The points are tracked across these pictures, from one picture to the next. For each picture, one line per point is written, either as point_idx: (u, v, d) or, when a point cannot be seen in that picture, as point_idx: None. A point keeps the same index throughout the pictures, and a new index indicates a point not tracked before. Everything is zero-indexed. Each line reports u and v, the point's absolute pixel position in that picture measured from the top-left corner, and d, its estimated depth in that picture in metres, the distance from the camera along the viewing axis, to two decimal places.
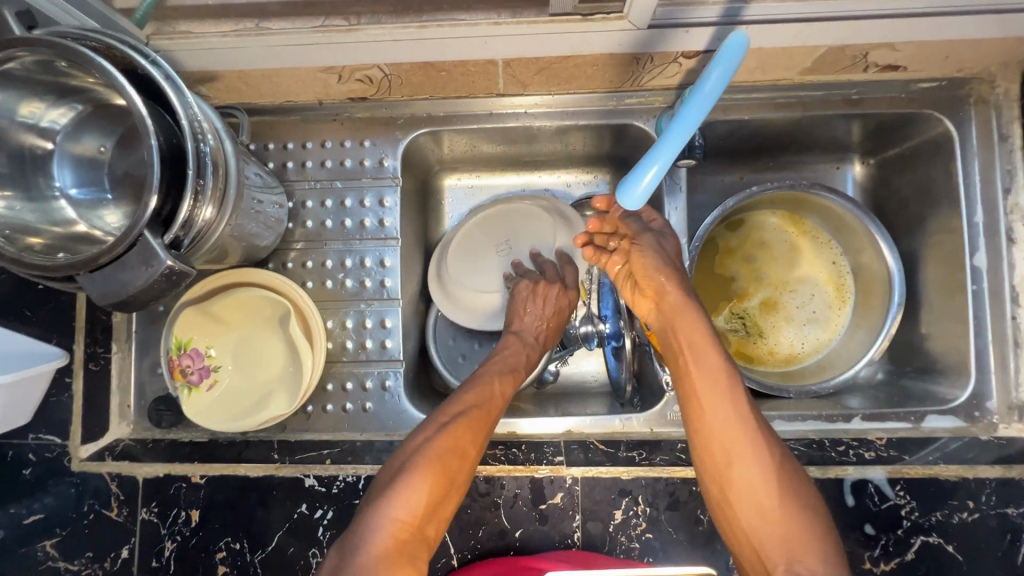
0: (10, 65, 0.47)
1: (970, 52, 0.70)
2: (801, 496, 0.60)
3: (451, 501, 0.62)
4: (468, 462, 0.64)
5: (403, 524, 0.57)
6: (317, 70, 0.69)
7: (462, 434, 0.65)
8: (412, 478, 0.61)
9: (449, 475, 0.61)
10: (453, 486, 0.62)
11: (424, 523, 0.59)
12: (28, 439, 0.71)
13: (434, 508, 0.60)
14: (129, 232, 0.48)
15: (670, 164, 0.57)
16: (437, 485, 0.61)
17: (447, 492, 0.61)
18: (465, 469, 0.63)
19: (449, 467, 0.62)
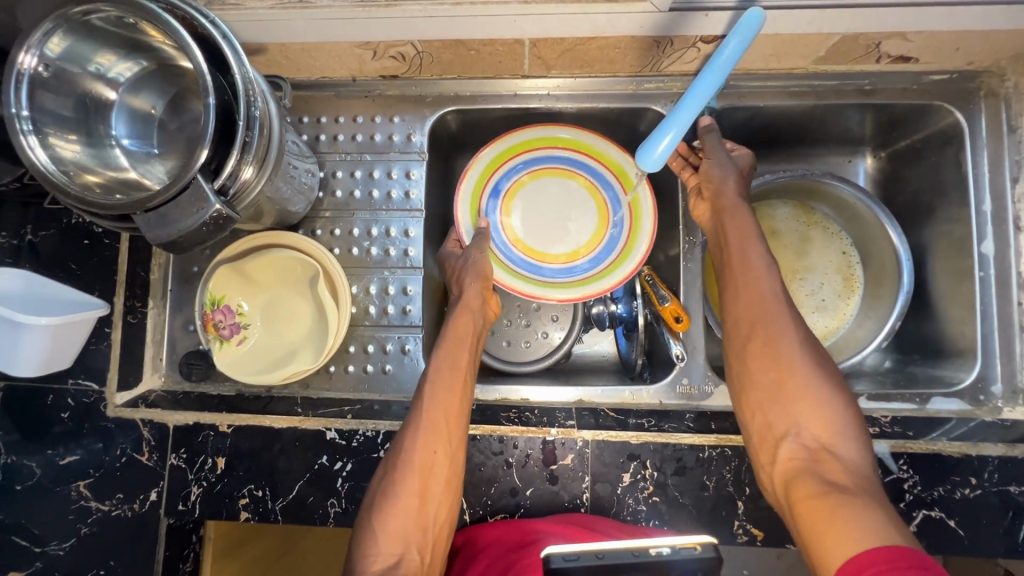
0: (93, 16, 0.52)
1: (981, 45, 0.72)
2: (825, 391, 0.63)
3: (448, 476, 0.66)
4: (449, 448, 0.66)
5: (403, 512, 0.63)
6: (355, 45, 0.73)
7: (435, 422, 0.66)
8: (399, 472, 0.65)
9: (430, 463, 0.65)
10: (445, 463, 0.66)
11: (429, 503, 0.64)
12: (68, 384, 0.75)
13: (430, 492, 0.65)
14: (184, 176, 0.52)
15: (684, 132, 0.64)
16: (422, 472, 0.65)
17: (438, 474, 0.65)
18: (447, 451, 0.66)
19: (430, 457, 0.65)
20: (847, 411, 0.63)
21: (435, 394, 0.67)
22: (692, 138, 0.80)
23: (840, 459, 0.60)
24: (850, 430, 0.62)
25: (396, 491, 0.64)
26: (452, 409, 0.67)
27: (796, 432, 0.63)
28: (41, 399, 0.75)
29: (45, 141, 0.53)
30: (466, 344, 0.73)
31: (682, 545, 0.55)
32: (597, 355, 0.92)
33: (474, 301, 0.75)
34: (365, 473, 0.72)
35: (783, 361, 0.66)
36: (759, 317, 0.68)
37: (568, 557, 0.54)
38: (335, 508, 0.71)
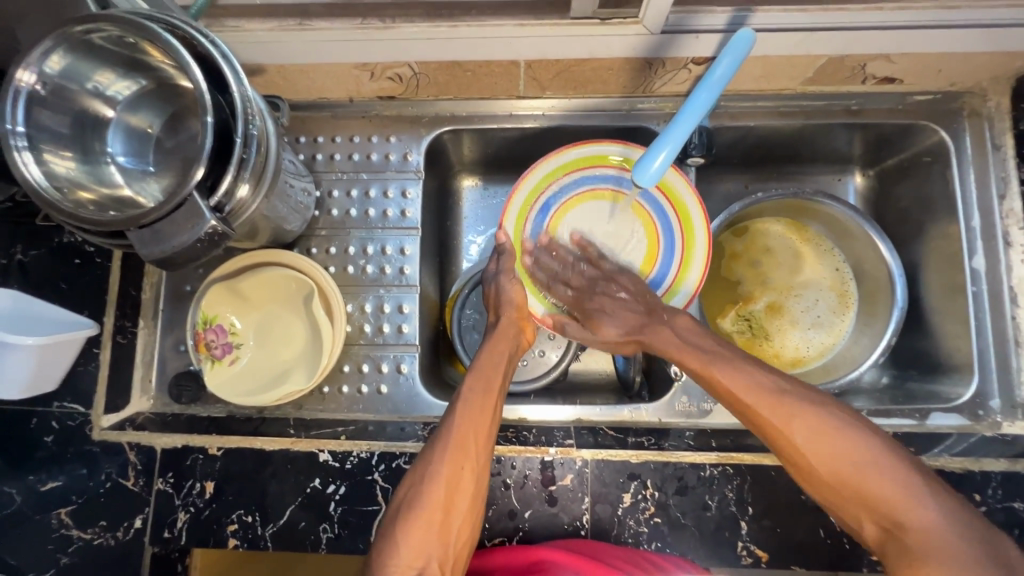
0: (93, 36, 0.52)
1: (961, 66, 0.75)
2: (869, 453, 0.57)
3: (471, 494, 0.63)
4: (475, 465, 0.63)
5: (424, 524, 0.60)
6: (352, 66, 0.75)
7: (465, 440, 0.63)
8: (424, 486, 0.61)
9: (455, 478, 0.62)
10: (469, 482, 0.62)
11: (451, 516, 0.61)
12: (52, 407, 0.73)
13: (455, 504, 0.61)
14: (180, 192, 0.52)
15: (678, 149, 0.63)
16: (448, 486, 0.61)
17: (464, 490, 0.62)
18: (474, 469, 0.63)
19: (458, 470, 0.62)
20: (901, 460, 0.57)
21: (467, 410, 0.65)
22: (686, 156, 0.81)
23: (918, 530, 0.53)
24: (915, 484, 0.55)
25: (420, 504, 0.60)
26: (482, 425, 0.65)
27: (863, 519, 0.57)
28: (24, 422, 0.73)
29: (40, 157, 0.53)
30: (502, 363, 0.71)
31: None
32: (595, 374, 0.91)
33: (511, 328, 0.75)
34: (358, 496, 0.70)
35: (813, 452, 0.59)
36: (758, 421, 0.62)
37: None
38: (328, 533, 0.69)
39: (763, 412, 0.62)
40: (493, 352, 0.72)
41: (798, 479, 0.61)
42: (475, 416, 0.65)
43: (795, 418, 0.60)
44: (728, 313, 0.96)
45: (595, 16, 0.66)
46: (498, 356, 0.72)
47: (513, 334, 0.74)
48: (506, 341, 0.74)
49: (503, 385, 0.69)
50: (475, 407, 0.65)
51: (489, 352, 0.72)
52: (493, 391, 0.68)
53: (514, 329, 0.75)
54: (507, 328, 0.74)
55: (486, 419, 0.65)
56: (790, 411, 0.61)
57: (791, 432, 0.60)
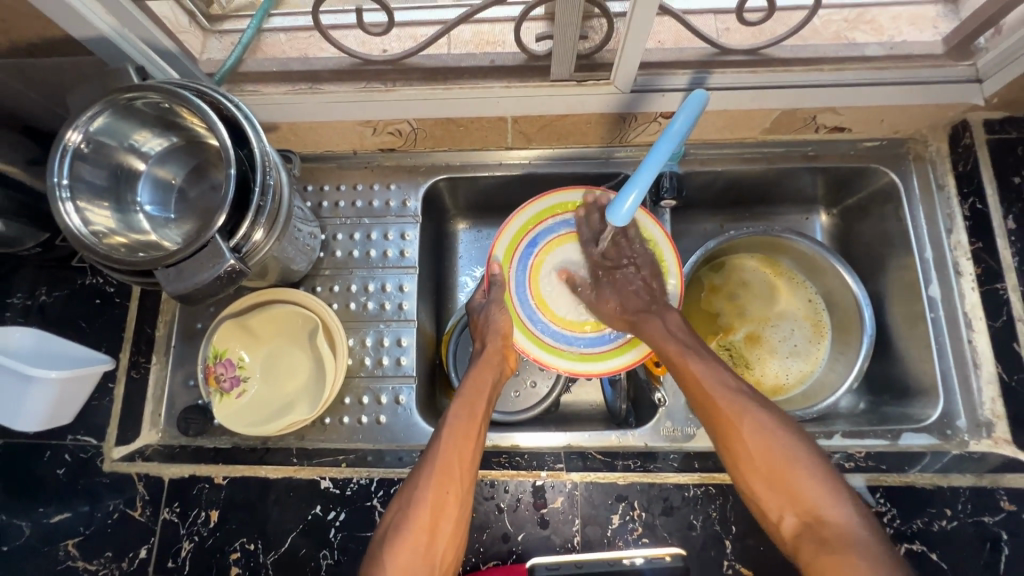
0: (135, 102, 0.60)
1: (900, 117, 0.85)
2: (800, 450, 0.64)
3: (457, 517, 0.65)
4: (460, 490, 0.66)
5: (411, 546, 0.62)
6: (357, 123, 0.83)
7: (449, 465, 0.67)
8: (410, 509, 0.64)
9: (440, 503, 0.65)
10: (455, 506, 0.65)
11: (437, 539, 0.63)
12: (66, 440, 0.77)
13: (440, 528, 0.64)
14: (203, 236, 0.58)
15: (646, 192, 0.69)
16: (433, 512, 0.64)
17: (448, 513, 0.64)
18: (458, 494, 0.66)
19: (442, 495, 0.65)
20: (824, 469, 0.63)
21: (451, 437, 0.69)
22: (658, 198, 0.87)
23: (832, 522, 0.59)
24: (832, 485, 0.61)
25: (405, 528, 0.63)
26: (466, 451, 0.68)
27: (786, 509, 0.62)
28: (39, 455, 0.76)
29: (80, 205, 0.60)
30: (484, 392, 0.75)
31: (653, 556, 0.69)
32: (584, 405, 0.96)
33: (495, 357, 0.79)
34: (357, 522, 0.73)
35: (750, 439, 0.65)
36: (714, 408, 0.69)
37: (551, 566, 0.69)
38: (327, 560, 0.71)
39: (718, 394, 0.69)
40: (481, 381, 0.76)
41: (735, 471, 0.66)
42: (461, 441, 0.69)
43: (742, 418, 0.67)
44: (710, 344, 1.01)
45: (572, 78, 0.76)
46: (483, 386, 0.76)
47: (496, 364, 0.79)
48: (490, 372, 0.78)
49: (486, 413, 0.73)
50: (460, 433, 0.69)
51: (474, 379, 0.77)
52: (477, 417, 0.72)
53: (496, 360, 0.79)
54: (496, 358, 0.79)
55: (469, 445, 0.68)
56: (741, 410, 0.67)
57: (741, 420, 0.66)
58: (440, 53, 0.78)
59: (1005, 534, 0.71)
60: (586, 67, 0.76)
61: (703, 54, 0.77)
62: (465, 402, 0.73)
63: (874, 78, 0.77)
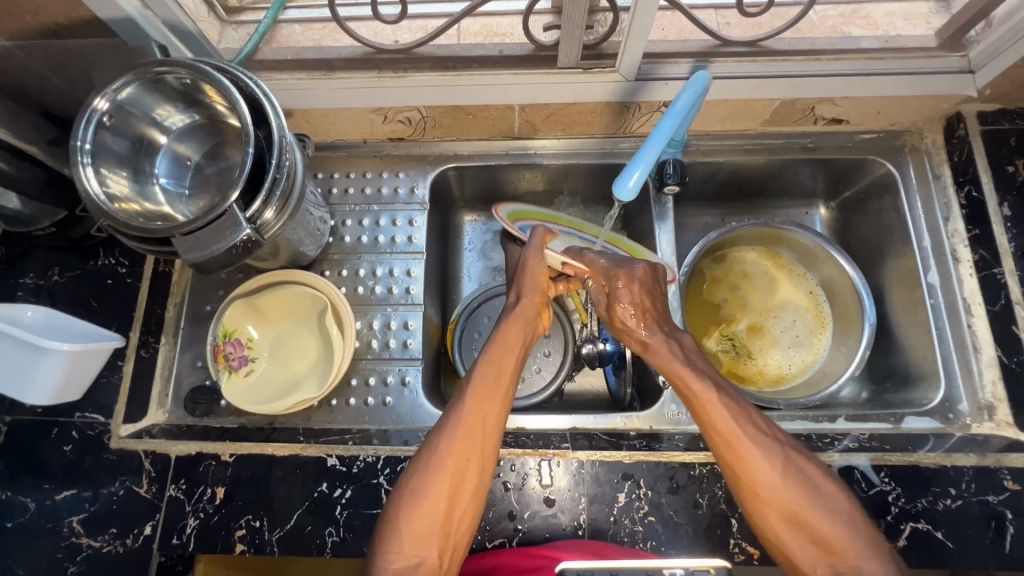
0: (166, 76, 0.62)
1: (895, 109, 0.87)
2: (784, 464, 0.61)
3: (478, 484, 0.65)
4: (481, 457, 0.65)
5: (427, 514, 0.62)
6: (368, 111, 0.86)
7: (473, 422, 0.66)
8: (429, 476, 0.63)
9: (460, 466, 0.64)
10: (474, 473, 0.64)
11: (455, 507, 0.63)
12: (74, 418, 0.77)
13: (459, 494, 0.63)
14: (220, 206, 0.60)
15: (651, 167, 0.70)
16: (454, 474, 0.63)
17: (466, 482, 0.64)
18: (480, 460, 0.65)
19: (462, 459, 0.64)
20: (857, 517, 0.59)
21: (476, 396, 0.67)
22: (662, 184, 0.88)
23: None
24: (874, 543, 0.58)
25: (424, 495, 0.62)
26: (488, 414, 0.67)
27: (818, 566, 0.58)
28: (46, 432, 0.76)
29: (99, 171, 0.61)
30: (513, 349, 0.73)
31: (695, 568, 0.54)
32: (588, 392, 0.96)
33: (529, 312, 0.77)
34: (364, 500, 0.73)
35: (774, 487, 0.60)
36: (708, 420, 0.65)
37: (582, 572, 0.54)
38: (333, 537, 0.71)
39: (713, 412, 0.65)
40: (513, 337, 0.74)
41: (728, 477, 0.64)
42: (489, 405, 0.67)
43: (756, 459, 0.61)
44: (712, 334, 1.02)
45: (578, 66, 0.79)
46: (515, 342, 0.73)
47: (529, 317, 0.76)
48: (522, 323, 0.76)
49: (515, 370, 0.71)
50: (488, 399, 0.67)
51: (504, 338, 0.74)
52: (506, 376, 0.70)
53: (531, 310, 0.77)
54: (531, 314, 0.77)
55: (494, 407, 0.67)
56: (729, 430, 0.63)
57: (734, 439, 0.63)
58: (451, 43, 0.81)
59: (1010, 513, 0.71)
60: (592, 56, 0.79)
61: (705, 45, 0.80)
62: (494, 365, 0.70)
63: (869, 68, 0.80)
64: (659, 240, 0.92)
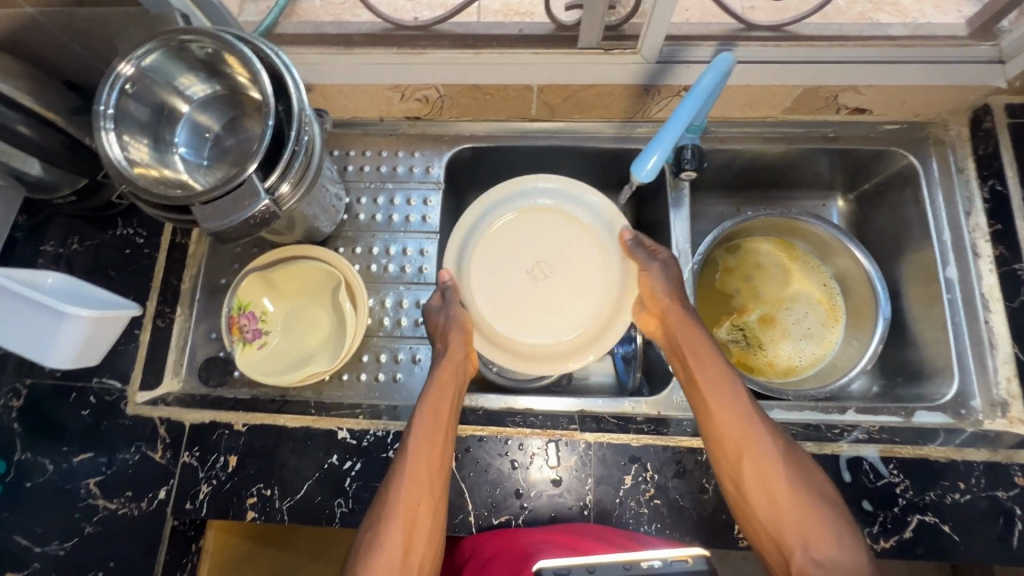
0: (190, 44, 0.62)
1: (922, 99, 0.86)
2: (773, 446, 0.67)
3: (430, 530, 0.65)
4: (430, 502, 0.66)
5: (386, 563, 0.61)
6: (386, 88, 0.85)
7: (417, 474, 0.66)
8: (384, 524, 0.64)
9: (411, 517, 0.64)
10: (427, 517, 0.65)
11: (411, 556, 0.63)
12: (92, 383, 0.79)
13: (415, 546, 0.63)
14: (240, 176, 0.60)
15: (670, 150, 0.71)
16: (407, 524, 0.64)
17: (421, 527, 0.65)
18: (430, 507, 0.66)
19: (411, 510, 0.65)
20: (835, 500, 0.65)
21: (416, 445, 0.68)
22: (679, 169, 0.87)
23: (846, 562, 0.61)
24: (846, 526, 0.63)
25: (380, 548, 0.62)
26: (430, 463, 0.67)
27: (803, 542, 0.63)
28: (64, 396, 0.78)
29: (121, 136, 0.62)
30: (448, 396, 0.72)
31: (673, 558, 0.53)
32: (596, 376, 0.96)
33: (458, 354, 0.76)
34: (373, 473, 0.74)
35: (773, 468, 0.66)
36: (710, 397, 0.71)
37: (559, 571, 0.53)
38: (342, 508, 0.72)
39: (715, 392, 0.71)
40: (444, 392, 0.72)
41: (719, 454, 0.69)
42: (428, 455, 0.68)
43: (751, 439, 0.67)
44: (723, 324, 1.02)
45: (599, 47, 0.78)
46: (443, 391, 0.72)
47: (457, 361, 0.75)
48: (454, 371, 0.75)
49: (451, 418, 0.71)
50: (428, 447, 0.68)
51: (436, 385, 0.73)
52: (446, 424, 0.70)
53: (460, 356, 0.76)
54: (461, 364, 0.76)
55: (436, 452, 0.68)
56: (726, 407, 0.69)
57: (730, 415, 0.69)
58: (470, 21, 0.81)
59: (1019, 509, 0.71)
60: (613, 37, 0.78)
61: (728, 29, 0.79)
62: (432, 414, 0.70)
63: (895, 55, 0.78)
64: (673, 226, 0.91)
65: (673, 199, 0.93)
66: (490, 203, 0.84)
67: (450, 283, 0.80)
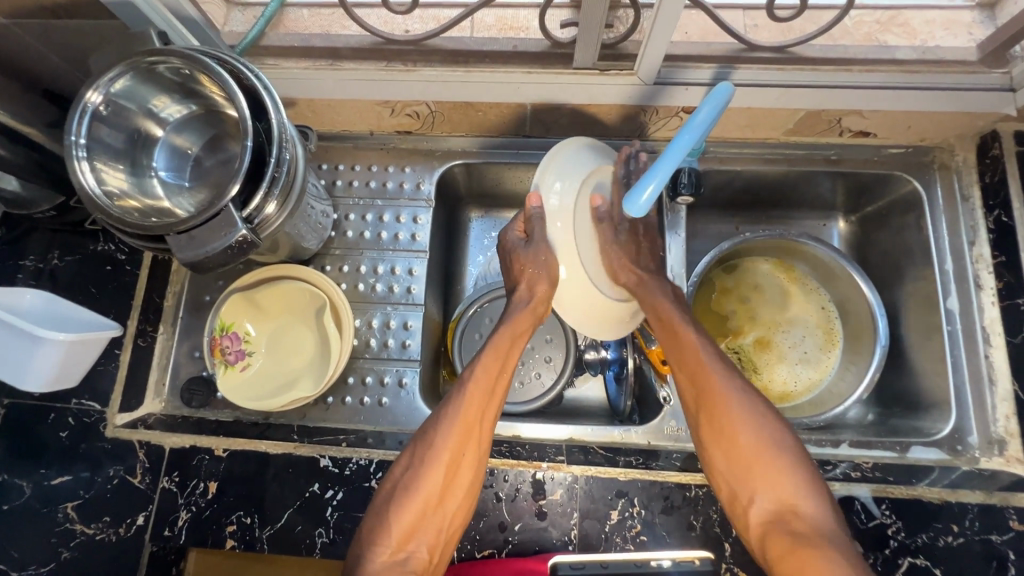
0: (159, 66, 0.60)
1: (928, 124, 0.83)
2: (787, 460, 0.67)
3: (472, 478, 0.68)
4: (478, 450, 0.68)
5: (419, 508, 0.65)
6: (376, 103, 0.83)
7: (470, 421, 0.68)
8: (415, 479, 0.66)
9: (458, 459, 0.66)
10: (470, 468, 0.67)
11: (446, 501, 0.66)
12: (71, 404, 0.77)
13: (450, 493, 0.66)
14: (216, 204, 0.58)
15: (666, 183, 0.66)
16: (449, 468, 0.66)
17: (463, 472, 0.67)
18: (476, 453, 0.68)
19: (460, 455, 0.67)
20: (805, 458, 0.64)
21: (476, 390, 0.70)
22: (675, 193, 0.86)
23: (807, 516, 0.60)
24: None
25: (416, 491, 0.65)
26: (486, 410, 0.70)
27: (761, 496, 0.63)
28: (43, 417, 0.77)
29: (94, 165, 0.60)
30: (518, 341, 0.75)
31: (681, 560, 0.60)
32: (587, 400, 0.95)
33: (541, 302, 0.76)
34: (355, 502, 0.72)
35: (732, 422, 0.67)
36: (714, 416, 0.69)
37: (575, 566, 0.58)
38: (323, 538, 0.71)
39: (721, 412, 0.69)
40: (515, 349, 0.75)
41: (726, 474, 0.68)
42: (487, 403, 0.70)
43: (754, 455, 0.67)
44: (718, 346, 0.99)
45: (595, 67, 0.75)
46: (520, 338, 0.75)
47: (535, 311, 0.76)
48: (529, 319, 0.76)
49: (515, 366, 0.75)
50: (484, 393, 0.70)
51: (508, 330, 0.75)
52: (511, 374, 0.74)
53: (541, 308, 0.76)
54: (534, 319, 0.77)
55: (495, 401, 0.70)
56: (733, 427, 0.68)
57: (738, 435, 0.67)
58: (463, 35, 0.78)
59: (1013, 554, 0.70)
60: (610, 56, 0.75)
61: (730, 49, 0.76)
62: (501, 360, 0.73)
63: (900, 81, 0.76)
64: (670, 249, 0.89)
65: (671, 221, 0.90)
66: (577, 147, 0.78)
67: (538, 210, 0.75)
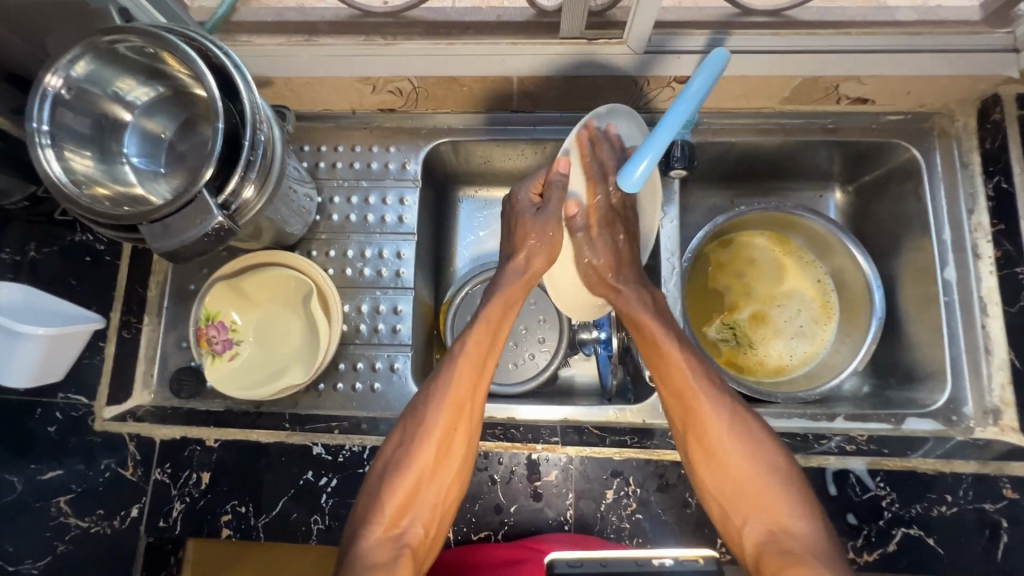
0: (119, 45, 0.57)
1: (928, 88, 0.80)
2: (764, 451, 0.67)
3: (464, 452, 0.68)
4: (469, 427, 0.69)
5: (413, 480, 0.66)
6: (356, 80, 0.79)
7: (459, 394, 0.69)
8: (410, 449, 0.67)
9: (450, 436, 0.67)
10: (461, 441, 0.68)
11: (440, 474, 0.67)
12: (57, 398, 0.76)
13: (444, 466, 0.67)
14: (190, 191, 0.55)
15: (661, 154, 0.65)
16: (442, 441, 0.67)
17: (455, 450, 0.67)
18: (467, 429, 0.68)
19: (451, 432, 0.67)
20: (793, 476, 0.66)
21: (466, 362, 0.71)
22: (668, 167, 0.83)
23: (798, 534, 0.63)
24: (803, 500, 0.65)
25: (411, 463, 0.66)
26: (477, 387, 0.70)
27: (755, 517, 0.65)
28: (29, 412, 0.75)
29: (60, 153, 0.57)
30: (508, 316, 0.76)
31: (684, 558, 0.56)
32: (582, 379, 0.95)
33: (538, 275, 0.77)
34: (350, 488, 0.72)
35: (718, 442, 0.68)
36: (676, 389, 0.71)
37: (571, 562, 0.53)
38: (319, 525, 0.71)
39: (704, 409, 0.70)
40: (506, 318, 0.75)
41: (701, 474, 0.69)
42: (474, 378, 0.70)
43: (715, 427, 0.69)
44: (712, 321, 0.99)
45: (583, 36, 0.72)
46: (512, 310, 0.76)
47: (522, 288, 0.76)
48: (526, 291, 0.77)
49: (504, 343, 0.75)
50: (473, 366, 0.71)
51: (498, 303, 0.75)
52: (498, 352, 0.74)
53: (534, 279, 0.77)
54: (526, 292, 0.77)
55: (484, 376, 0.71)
56: (695, 393, 0.71)
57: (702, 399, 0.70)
58: (445, 6, 0.75)
59: (1005, 521, 0.70)
60: (598, 24, 0.72)
61: (723, 14, 0.73)
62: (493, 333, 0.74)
63: (902, 44, 0.73)
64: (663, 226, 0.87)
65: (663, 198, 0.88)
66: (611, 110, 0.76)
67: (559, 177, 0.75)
